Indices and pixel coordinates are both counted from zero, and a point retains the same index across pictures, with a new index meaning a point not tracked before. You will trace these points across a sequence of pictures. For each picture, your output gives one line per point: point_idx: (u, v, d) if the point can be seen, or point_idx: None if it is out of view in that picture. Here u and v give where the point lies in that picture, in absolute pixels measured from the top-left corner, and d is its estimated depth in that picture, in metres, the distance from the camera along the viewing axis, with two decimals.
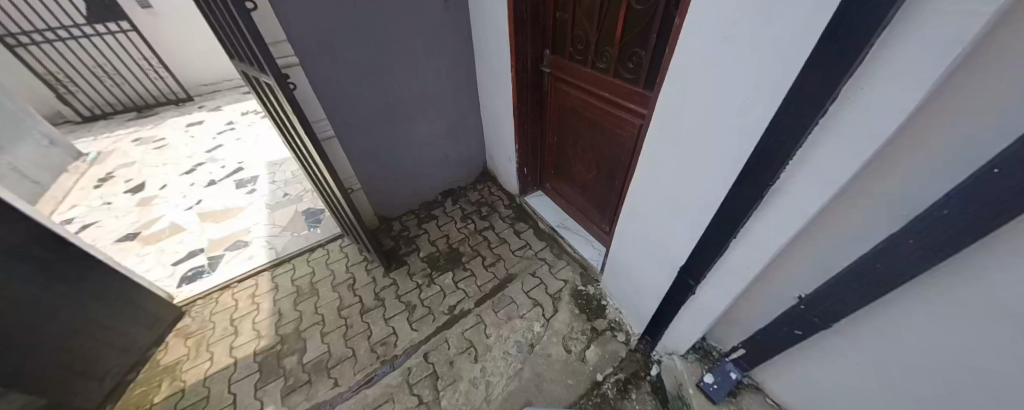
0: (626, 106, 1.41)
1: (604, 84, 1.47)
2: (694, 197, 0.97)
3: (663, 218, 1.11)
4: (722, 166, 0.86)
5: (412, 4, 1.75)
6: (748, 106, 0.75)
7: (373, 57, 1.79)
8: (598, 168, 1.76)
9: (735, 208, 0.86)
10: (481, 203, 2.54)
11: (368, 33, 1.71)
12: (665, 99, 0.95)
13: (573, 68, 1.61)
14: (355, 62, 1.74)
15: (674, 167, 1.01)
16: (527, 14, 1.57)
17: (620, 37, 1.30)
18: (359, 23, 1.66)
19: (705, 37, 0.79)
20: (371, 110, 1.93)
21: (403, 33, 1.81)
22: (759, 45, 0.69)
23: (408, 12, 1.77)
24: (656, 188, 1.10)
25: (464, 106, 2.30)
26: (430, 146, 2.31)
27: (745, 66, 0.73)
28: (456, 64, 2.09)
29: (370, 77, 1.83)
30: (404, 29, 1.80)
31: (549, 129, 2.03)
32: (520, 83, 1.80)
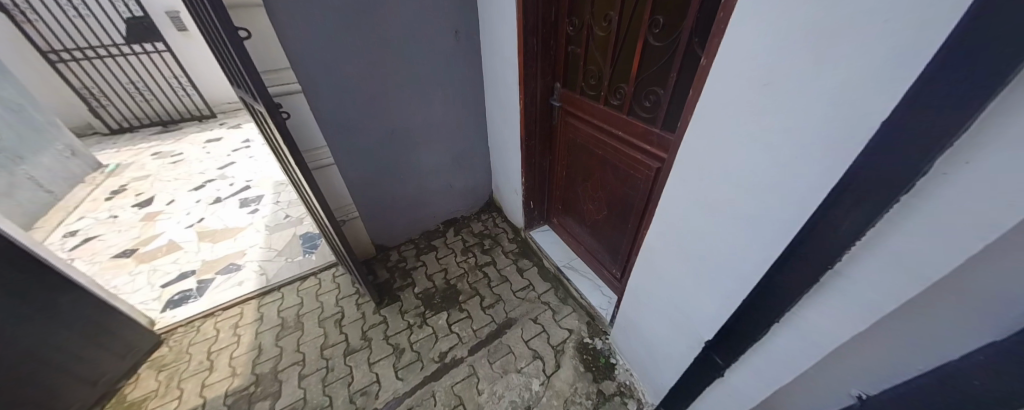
0: (641, 146, 1.29)
1: (617, 122, 1.36)
2: (723, 261, 0.82)
3: (686, 281, 0.96)
4: (762, 231, 0.71)
5: (418, 35, 1.71)
6: (795, 164, 0.61)
7: (375, 86, 1.73)
8: (610, 208, 1.61)
9: (782, 282, 0.70)
10: (484, 235, 2.40)
11: (370, 62, 1.66)
12: (690, 150, 0.83)
13: (583, 101, 1.51)
14: (356, 90, 1.69)
15: (697, 223, 0.86)
16: (537, 47, 1.50)
17: (635, 72, 1.20)
18: (361, 52, 1.61)
19: (740, 77, 0.66)
20: (372, 138, 1.87)
21: (408, 63, 1.76)
22: (816, 90, 0.55)
23: (414, 42, 1.72)
24: (675, 245, 0.96)
25: (471, 135, 2.23)
26: (434, 174, 2.23)
27: (793, 117, 0.60)
28: (465, 94, 2.04)
29: (371, 105, 1.77)
30: (409, 59, 1.75)
31: (557, 163, 1.91)
32: (528, 116, 1.71)
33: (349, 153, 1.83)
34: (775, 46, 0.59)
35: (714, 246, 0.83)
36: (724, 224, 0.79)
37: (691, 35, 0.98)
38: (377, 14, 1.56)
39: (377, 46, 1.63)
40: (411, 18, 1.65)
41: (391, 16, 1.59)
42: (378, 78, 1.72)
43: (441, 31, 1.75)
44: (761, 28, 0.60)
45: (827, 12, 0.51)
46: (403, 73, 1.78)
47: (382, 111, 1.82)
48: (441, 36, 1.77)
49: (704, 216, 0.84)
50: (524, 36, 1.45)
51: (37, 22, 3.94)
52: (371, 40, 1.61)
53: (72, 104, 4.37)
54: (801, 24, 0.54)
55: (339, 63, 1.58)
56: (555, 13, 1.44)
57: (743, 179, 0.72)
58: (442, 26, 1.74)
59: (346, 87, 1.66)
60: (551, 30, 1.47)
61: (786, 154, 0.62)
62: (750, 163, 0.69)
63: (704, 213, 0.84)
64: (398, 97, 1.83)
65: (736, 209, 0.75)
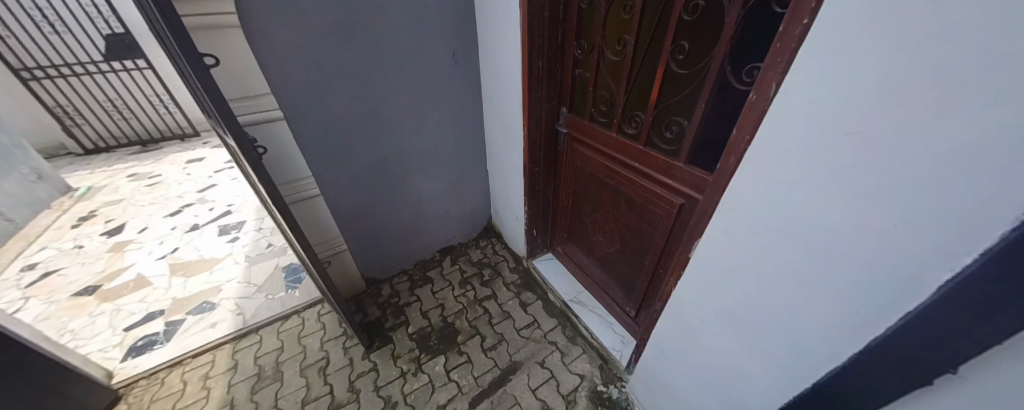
0: (662, 180, 1.17)
1: (634, 152, 1.24)
2: (795, 328, 0.72)
3: (743, 343, 0.86)
4: (865, 292, 0.59)
5: (413, 56, 1.59)
6: (917, 226, 0.51)
7: (365, 110, 1.59)
8: (624, 242, 1.47)
9: (894, 355, 0.58)
10: (482, 263, 2.24)
11: (361, 85, 1.53)
12: (748, 201, 0.73)
13: (593, 128, 1.40)
14: (344, 115, 1.55)
15: (768, 278, 0.73)
16: (543, 71, 1.39)
17: (654, 101, 1.09)
18: (350, 75, 1.48)
19: (833, 118, 0.55)
20: (362, 166, 1.72)
21: (401, 85, 1.63)
22: (958, 141, 0.44)
23: (408, 65, 1.60)
24: (729, 303, 0.86)
25: (470, 159, 2.09)
26: (430, 201, 2.09)
27: (906, 174, 0.50)
28: (463, 117, 1.91)
29: (361, 131, 1.63)
30: (402, 81, 1.62)
31: (563, 189, 1.78)
32: (532, 142, 1.59)
33: (338, 182, 1.68)
34: (894, 85, 0.48)
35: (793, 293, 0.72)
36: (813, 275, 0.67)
37: (723, 62, 0.87)
38: (368, 35, 1.44)
39: (367, 69, 1.51)
40: (406, 38, 1.53)
41: (383, 36, 1.47)
42: (368, 101, 1.58)
43: (438, 52, 1.64)
44: (868, 65, 0.49)
45: (981, 50, 0.40)
46: (397, 96, 1.65)
47: (373, 137, 1.68)
48: (437, 58, 1.65)
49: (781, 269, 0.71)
50: (529, 60, 1.33)
51: (9, 38, 3.75)
52: (362, 62, 1.48)
53: (45, 123, 4.15)
54: (937, 61, 0.43)
55: (324, 86, 1.44)
56: (561, 35, 1.33)
57: (834, 230, 0.60)
58: (439, 47, 1.62)
59: (333, 112, 1.51)
60: (557, 53, 1.37)
61: (902, 208, 0.51)
62: (846, 213, 0.58)
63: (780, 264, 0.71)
64: (391, 121, 1.70)
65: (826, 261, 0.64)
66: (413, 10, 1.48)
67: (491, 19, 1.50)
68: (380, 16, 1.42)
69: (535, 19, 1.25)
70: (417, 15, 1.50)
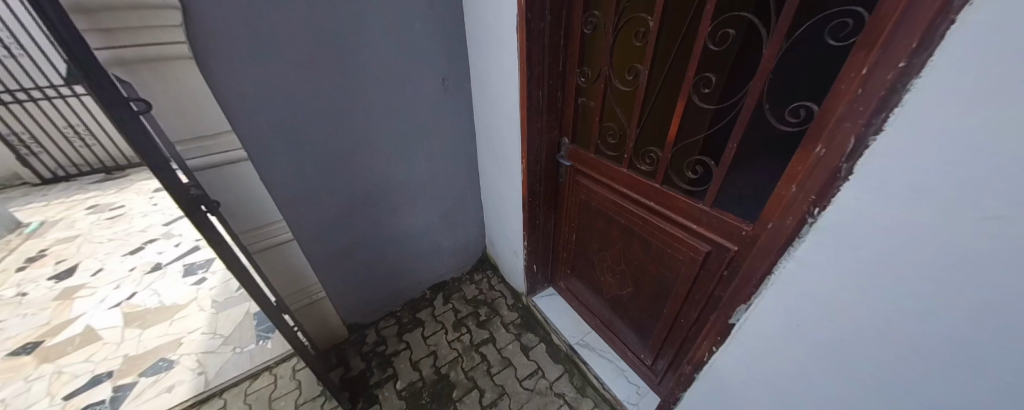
0: (684, 224, 1.03)
1: (649, 191, 1.11)
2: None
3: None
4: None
5: (398, 83, 1.43)
6: None
7: (344, 141, 1.42)
8: (637, 285, 1.32)
9: None
10: (478, 301, 2.03)
11: (338, 115, 1.36)
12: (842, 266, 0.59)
13: (600, 162, 1.26)
14: (319, 148, 1.37)
15: (860, 349, 0.61)
16: (542, 101, 1.26)
17: (673, 138, 0.97)
18: (325, 103, 1.31)
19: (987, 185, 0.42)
20: (341, 203, 1.53)
21: (385, 113, 1.46)
22: None
23: (393, 91, 1.44)
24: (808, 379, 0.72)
25: (462, 189, 1.92)
26: (420, 236, 1.90)
27: None
28: (454, 145, 1.75)
29: (339, 164, 1.45)
30: (386, 109, 1.46)
31: (565, 223, 1.63)
32: (532, 176, 1.44)
33: (312, 222, 1.49)
34: None
35: (894, 377, 0.58)
36: (919, 357, 0.54)
37: (761, 98, 0.76)
38: (346, 60, 1.28)
39: (346, 96, 1.34)
40: (389, 63, 1.37)
41: (364, 61, 1.31)
42: (346, 132, 1.41)
43: (425, 76, 1.48)
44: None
45: None
46: (380, 125, 1.48)
47: (353, 170, 1.50)
48: (425, 83, 1.50)
49: (874, 342, 0.59)
50: (528, 89, 1.20)
51: None
52: (339, 90, 1.32)
53: None
54: None
55: (295, 117, 1.27)
56: (563, 62, 1.21)
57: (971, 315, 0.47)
58: (426, 71, 1.47)
59: (306, 145, 1.34)
60: (559, 81, 1.25)
61: None
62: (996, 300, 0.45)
63: (870, 337, 0.59)
64: (374, 152, 1.52)
65: (945, 346, 0.51)
66: (397, 33, 1.33)
67: (484, 43, 1.37)
68: (359, 39, 1.27)
69: (534, 46, 1.13)
70: (401, 38, 1.35)
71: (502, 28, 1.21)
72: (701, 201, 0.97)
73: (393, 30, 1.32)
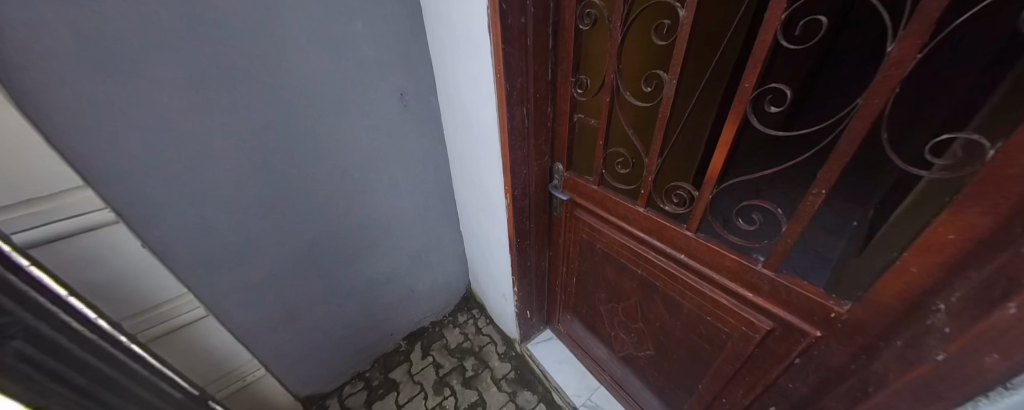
0: (734, 289, 0.76)
1: (680, 241, 0.83)
2: None
3: None
4: None
5: (333, 100, 1.05)
6: None
7: (260, 181, 1.03)
8: (660, 348, 1.04)
9: None
10: (464, 349, 1.66)
11: (247, 149, 0.96)
12: None
13: (606, 197, 0.97)
14: (221, 195, 0.98)
15: None
16: (528, 122, 0.95)
17: (716, 174, 0.70)
18: (222, 135, 0.91)
19: None
20: (270, 259, 1.15)
21: (319, 139, 1.08)
22: None
23: (327, 111, 1.06)
24: None
25: (438, 223, 1.56)
26: (388, 284, 1.53)
27: None
28: (423, 172, 1.39)
29: (259, 211, 1.06)
30: (320, 134, 1.08)
31: (561, 261, 1.33)
32: (520, 212, 1.13)
33: (229, 288, 1.10)
34: None
35: None
36: None
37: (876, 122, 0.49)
38: (248, 74, 0.88)
39: (255, 123, 0.95)
40: (317, 74, 0.99)
41: (276, 74, 0.92)
42: (262, 168, 1.01)
43: (372, 89, 1.11)
44: None
45: None
46: (314, 155, 1.10)
47: (281, 216, 1.12)
48: (372, 97, 1.12)
49: None
50: (508, 108, 0.90)
51: None
52: (244, 115, 0.92)
53: None
54: None
55: (176, 159, 0.87)
56: (552, 68, 0.90)
57: None
58: (373, 82, 1.10)
59: (199, 192, 0.94)
60: (549, 93, 0.94)
61: None
62: None
63: None
64: (309, 189, 1.14)
65: None
66: (325, 31, 0.95)
67: (448, 44, 1.03)
68: (264, 42, 0.87)
69: (512, 50, 0.81)
70: (330, 39, 0.97)
71: (469, 25, 0.88)
72: (758, 263, 0.70)
73: (318, 29, 0.93)
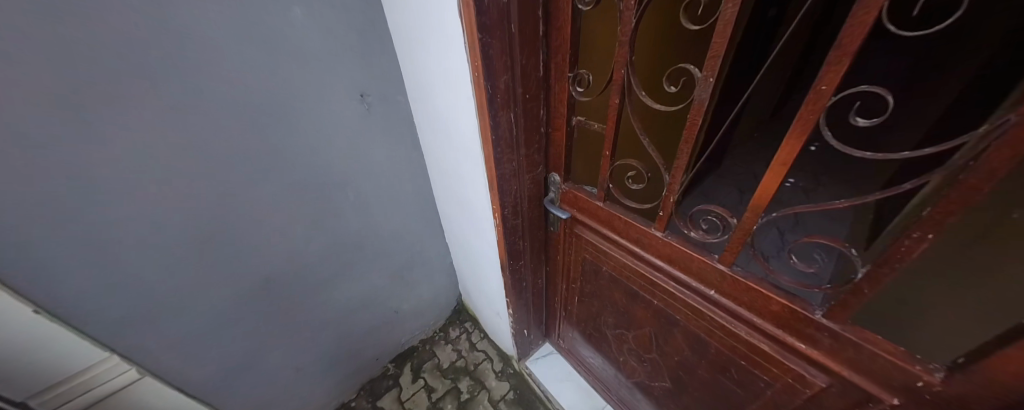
0: (782, 338, 0.62)
1: (710, 276, 0.68)
2: None
3: None
4: None
5: (268, 110, 0.80)
6: None
7: (184, 220, 0.79)
8: (678, 381, 0.92)
9: None
10: (458, 369, 1.52)
11: (155, 182, 0.72)
12: None
13: (615, 216, 0.80)
14: (130, 244, 0.74)
15: None
16: (517, 129, 0.77)
17: (765, 202, 0.54)
18: (115, 170, 0.66)
19: None
20: (216, 305, 0.94)
21: (258, 161, 0.84)
22: None
23: (261, 124, 0.81)
24: None
25: (420, 236, 1.37)
26: (366, 308, 1.35)
27: None
28: (398, 183, 1.18)
29: (189, 255, 0.83)
30: (258, 155, 0.83)
31: (560, 279, 1.17)
32: (513, 232, 0.96)
33: (165, 346, 0.89)
34: None
35: None
36: None
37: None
38: (128, 84, 0.62)
39: (160, 150, 0.70)
40: (236, 77, 0.72)
41: (178, 83, 0.66)
42: (184, 204, 0.77)
43: (318, 92, 0.86)
44: None
45: None
46: (256, 181, 0.86)
47: (224, 257, 0.89)
48: (321, 103, 0.88)
49: None
50: (490, 114, 0.71)
51: None
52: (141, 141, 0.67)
53: None
54: None
55: (48, 207, 0.62)
56: (543, 60, 0.71)
57: None
58: (320, 82, 0.85)
59: (96, 245, 0.70)
60: (541, 92, 0.75)
61: None
62: None
63: None
64: (255, 222, 0.91)
65: None
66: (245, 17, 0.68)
67: (411, 31, 0.81)
68: (143, 36, 0.60)
69: (492, 41, 0.62)
70: (247, 27, 0.70)
71: (434, 7, 0.66)
72: (818, 313, 0.56)
73: (227, 14, 0.66)
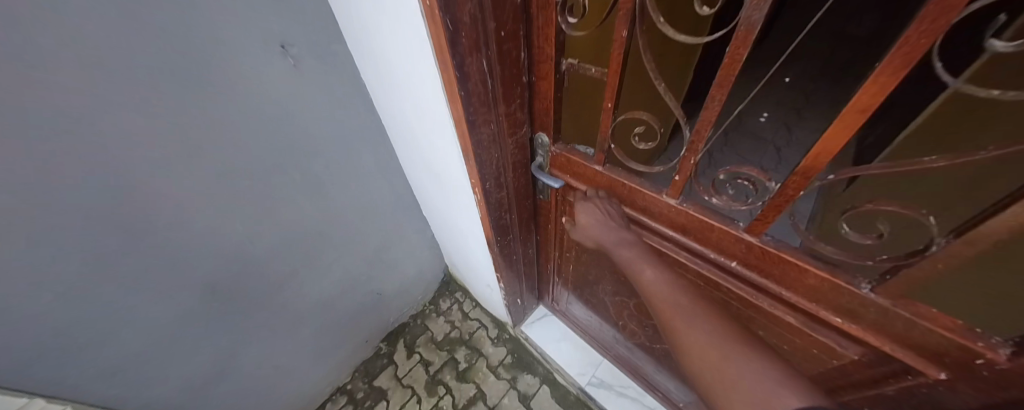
0: (814, 312, 0.55)
1: (731, 247, 0.58)
2: None
3: None
4: None
5: (135, 86, 0.52)
6: None
7: (54, 247, 0.57)
8: None
9: None
10: (453, 340, 1.48)
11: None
12: None
13: (618, 182, 0.68)
14: None
15: None
16: (495, 81, 0.58)
17: (824, 161, 0.42)
18: None
19: None
20: (150, 327, 0.78)
21: (147, 159, 0.59)
22: None
23: (124, 107, 0.52)
24: None
25: (393, 214, 1.21)
26: (344, 295, 1.24)
27: None
28: (360, 160, 0.98)
29: (84, 282, 0.64)
30: (142, 149, 0.58)
31: (552, 247, 1.07)
32: (499, 207, 0.82)
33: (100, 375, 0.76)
34: None
35: None
36: None
37: None
38: None
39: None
40: (45, 32, 0.42)
41: None
42: (44, 228, 0.55)
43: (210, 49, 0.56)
44: None
45: None
46: (151, 186, 0.62)
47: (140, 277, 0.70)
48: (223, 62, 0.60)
49: None
50: (461, 65, 0.51)
51: None
52: None
53: None
54: None
55: None
56: None
57: None
58: (209, 33, 0.54)
59: None
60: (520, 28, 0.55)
61: None
62: None
63: None
64: (170, 233, 0.69)
65: None
66: None
67: None
68: None
69: None
70: None
71: None
72: (866, 288, 0.48)
73: None
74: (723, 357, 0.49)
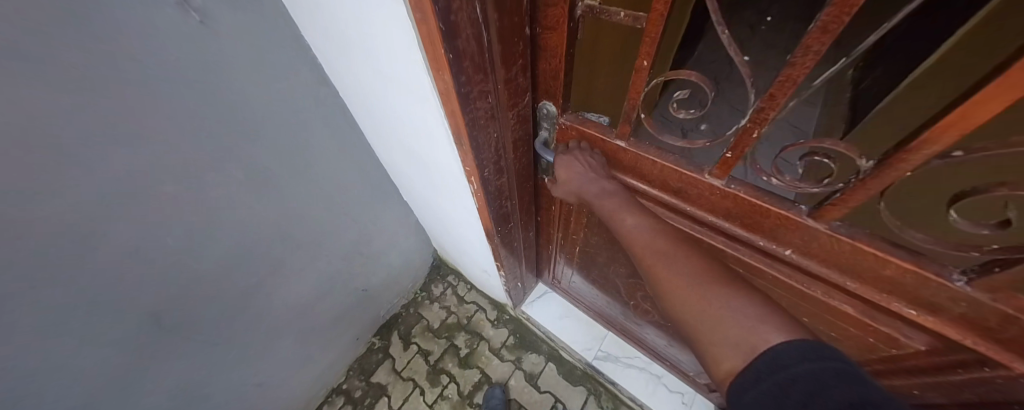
0: (883, 304, 0.47)
1: (788, 235, 0.49)
2: None
3: None
4: None
5: None
6: None
7: None
8: None
9: None
10: (451, 326, 1.41)
11: None
12: None
13: (646, 159, 0.56)
14: None
15: None
16: (492, 38, 0.42)
17: (958, 136, 0.30)
18: None
19: None
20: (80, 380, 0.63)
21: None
22: None
23: None
24: None
25: (368, 204, 1.05)
26: (325, 297, 1.11)
27: None
28: (320, 149, 0.80)
29: None
30: None
31: (555, 227, 0.96)
32: (499, 195, 0.69)
33: None
34: None
35: None
36: None
37: None
38: None
39: None
40: None
41: None
42: None
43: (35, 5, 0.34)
44: None
45: None
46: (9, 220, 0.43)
47: (43, 326, 0.54)
48: (68, 36, 0.37)
49: None
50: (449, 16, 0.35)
51: None
52: None
53: None
54: None
55: None
56: None
57: None
58: None
59: None
60: None
61: None
62: None
63: None
64: (74, 269, 0.53)
65: None
66: None
67: None
68: None
69: None
70: None
71: None
72: (959, 280, 0.39)
73: None
74: (702, 300, 0.44)
